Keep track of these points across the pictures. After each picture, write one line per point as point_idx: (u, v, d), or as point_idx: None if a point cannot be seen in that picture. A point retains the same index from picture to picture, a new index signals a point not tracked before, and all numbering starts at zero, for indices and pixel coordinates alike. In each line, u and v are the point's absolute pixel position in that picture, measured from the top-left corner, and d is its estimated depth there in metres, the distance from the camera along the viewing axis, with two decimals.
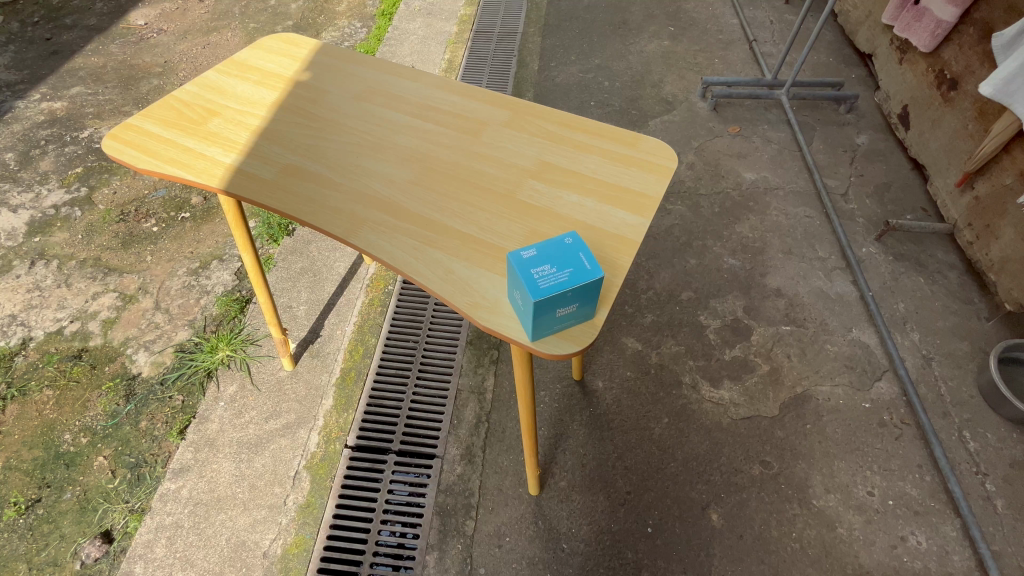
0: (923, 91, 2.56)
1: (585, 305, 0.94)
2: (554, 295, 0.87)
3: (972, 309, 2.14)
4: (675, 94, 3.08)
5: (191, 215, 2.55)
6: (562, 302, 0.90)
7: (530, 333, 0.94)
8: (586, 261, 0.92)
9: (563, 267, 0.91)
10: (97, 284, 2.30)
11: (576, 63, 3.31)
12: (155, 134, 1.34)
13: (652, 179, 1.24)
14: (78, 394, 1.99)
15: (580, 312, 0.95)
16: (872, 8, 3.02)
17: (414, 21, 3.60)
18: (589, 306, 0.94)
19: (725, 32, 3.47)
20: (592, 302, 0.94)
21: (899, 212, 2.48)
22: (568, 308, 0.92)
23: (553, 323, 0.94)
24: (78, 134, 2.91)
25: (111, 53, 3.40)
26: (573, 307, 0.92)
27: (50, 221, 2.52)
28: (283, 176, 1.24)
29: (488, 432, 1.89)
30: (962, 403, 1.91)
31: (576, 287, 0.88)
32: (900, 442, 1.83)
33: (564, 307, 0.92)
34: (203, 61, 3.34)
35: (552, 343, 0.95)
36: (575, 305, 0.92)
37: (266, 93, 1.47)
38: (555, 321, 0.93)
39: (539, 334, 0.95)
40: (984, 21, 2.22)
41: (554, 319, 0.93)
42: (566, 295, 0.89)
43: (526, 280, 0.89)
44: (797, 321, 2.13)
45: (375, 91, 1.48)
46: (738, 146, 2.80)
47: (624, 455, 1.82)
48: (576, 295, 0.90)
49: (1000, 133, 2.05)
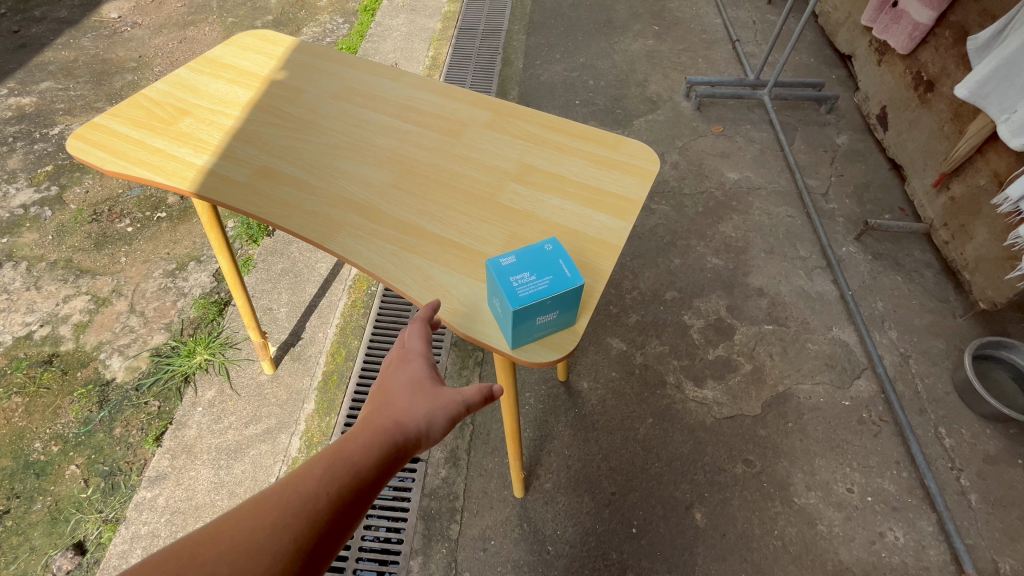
0: (901, 92, 2.60)
1: (565, 312, 0.92)
2: (534, 304, 0.86)
3: (947, 307, 2.18)
4: (660, 93, 3.09)
5: (168, 215, 2.49)
6: (541, 310, 0.89)
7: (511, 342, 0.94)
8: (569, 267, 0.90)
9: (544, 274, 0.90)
10: (69, 286, 2.23)
11: (562, 61, 3.30)
12: (123, 134, 1.29)
13: (635, 182, 1.23)
14: (48, 400, 1.93)
15: (560, 320, 0.94)
16: (852, 10, 3.06)
17: (398, 17, 3.56)
18: (569, 313, 0.93)
19: (709, 32, 3.49)
20: (572, 310, 0.93)
21: (877, 211, 2.52)
22: (548, 315, 0.91)
23: (533, 331, 0.93)
24: (48, 130, 2.82)
25: (82, 48, 3.30)
26: (553, 314, 0.91)
27: (19, 221, 2.44)
28: (258, 178, 1.21)
29: (472, 434, 1.87)
30: (937, 399, 1.94)
31: (555, 295, 0.86)
32: (878, 439, 1.86)
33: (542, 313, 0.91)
34: (179, 56, 3.25)
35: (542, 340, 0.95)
36: (555, 312, 0.91)
37: (240, 92, 1.43)
38: (536, 328, 0.92)
39: (520, 342, 0.93)
40: (959, 23, 2.25)
41: (534, 327, 0.91)
42: (547, 303, 0.88)
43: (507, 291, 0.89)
44: (779, 320, 2.16)
45: (352, 90, 1.45)
46: (721, 145, 2.82)
47: (608, 455, 1.82)
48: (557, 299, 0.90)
49: (976, 134, 2.08)
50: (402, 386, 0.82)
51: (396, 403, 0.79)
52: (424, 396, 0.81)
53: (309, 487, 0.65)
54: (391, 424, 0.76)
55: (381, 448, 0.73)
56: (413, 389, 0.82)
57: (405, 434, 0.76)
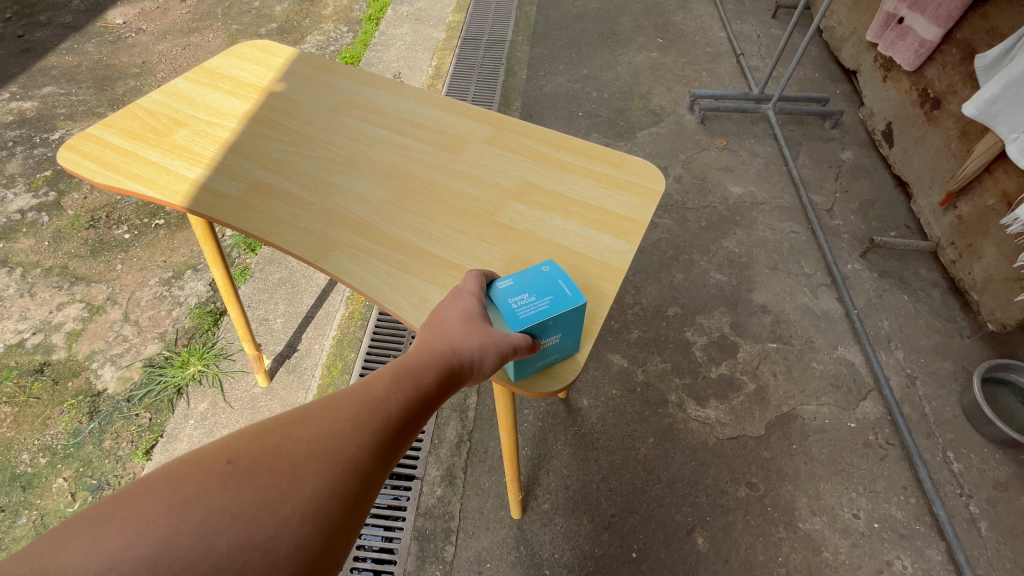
0: (907, 109, 2.58)
1: (568, 335, 0.89)
2: (536, 325, 0.82)
3: (955, 328, 2.15)
4: (664, 106, 3.07)
5: (166, 222, 2.47)
6: (544, 332, 0.85)
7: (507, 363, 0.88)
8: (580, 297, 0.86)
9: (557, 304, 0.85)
10: (63, 294, 2.20)
11: (566, 72, 3.29)
12: (116, 146, 1.27)
13: (639, 203, 1.21)
14: (38, 410, 1.89)
15: (563, 345, 0.90)
16: (857, 25, 3.05)
17: (402, 27, 3.56)
18: (571, 337, 0.90)
19: (713, 45, 3.49)
20: (575, 334, 0.90)
21: (883, 228, 2.49)
22: (550, 339, 0.87)
23: (535, 358, 0.89)
24: (49, 135, 2.80)
25: (85, 53, 3.30)
26: (555, 338, 0.88)
27: (15, 226, 2.42)
28: (253, 194, 1.18)
29: (469, 452, 1.83)
30: (945, 423, 1.90)
31: (558, 316, 0.83)
32: (885, 463, 1.81)
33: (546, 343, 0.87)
34: (183, 63, 3.25)
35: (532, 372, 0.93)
36: (558, 335, 0.87)
37: (237, 103, 1.41)
38: (538, 355, 0.89)
39: (522, 372, 0.90)
40: (966, 41, 2.24)
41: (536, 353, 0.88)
42: (549, 323, 0.84)
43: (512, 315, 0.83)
44: (784, 338, 2.12)
45: (352, 103, 1.43)
46: (725, 159, 2.79)
47: (608, 476, 1.78)
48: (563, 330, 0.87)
49: (983, 153, 2.05)
50: (453, 321, 0.78)
51: (451, 331, 0.76)
52: (477, 328, 0.78)
53: (377, 392, 0.65)
54: (446, 347, 0.73)
55: (435, 374, 0.70)
56: (465, 323, 0.77)
57: (460, 362, 0.73)
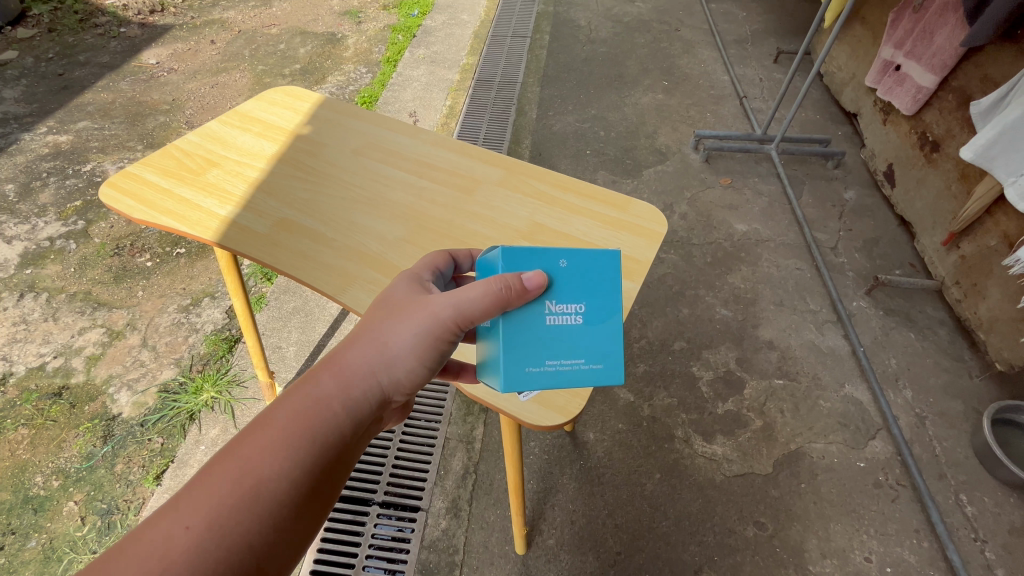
0: (907, 151, 2.65)
1: (586, 312, 0.83)
2: (543, 255, 0.81)
3: (963, 367, 2.14)
4: (669, 145, 3.17)
5: (187, 251, 2.57)
6: (552, 273, 0.81)
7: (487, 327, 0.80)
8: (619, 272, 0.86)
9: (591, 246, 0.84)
10: (85, 318, 2.28)
11: (574, 112, 3.42)
12: (153, 183, 1.35)
13: (642, 244, 1.26)
14: (54, 433, 1.94)
15: (580, 327, 0.83)
16: (856, 71, 3.17)
17: (418, 68, 3.74)
18: (592, 322, 0.84)
19: (717, 88, 3.62)
20: (598, 321, 0.84)
21: (887, 266, 2.52)
22: (563, 304, 0.82)
23: (542, 322, 0.81)
24: (81, 167, 2.95)
25: (120, 90, 3.50)
26: (570, 307, 0.83)
27: (44, 253, 2.52)
28: (277, 230, 1.25)
29: (475, 484, 1.84)
30: (957, 464, 1.88)
31: (571, 255, 0.82)
32: (897, 505, 1.79)
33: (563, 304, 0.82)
34: (210, 100, 3.43)
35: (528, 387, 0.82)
36: (574, 304, 0.83)
37: (266, 145, 1.50)
38: (546, 318, 0.81)
39: (524, 342, 0.80)
40: (962, 88, 2.32)
41: (545, 312, 0.81)
42: (560, 265, 0.82)
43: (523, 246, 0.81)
44: (790, 375, 2.12)
45: (372, 145, 1.51)
46: (730, 197, 2.86)
47: (614, 511, 1.77)
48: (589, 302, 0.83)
49: (983, 195, 2.10)
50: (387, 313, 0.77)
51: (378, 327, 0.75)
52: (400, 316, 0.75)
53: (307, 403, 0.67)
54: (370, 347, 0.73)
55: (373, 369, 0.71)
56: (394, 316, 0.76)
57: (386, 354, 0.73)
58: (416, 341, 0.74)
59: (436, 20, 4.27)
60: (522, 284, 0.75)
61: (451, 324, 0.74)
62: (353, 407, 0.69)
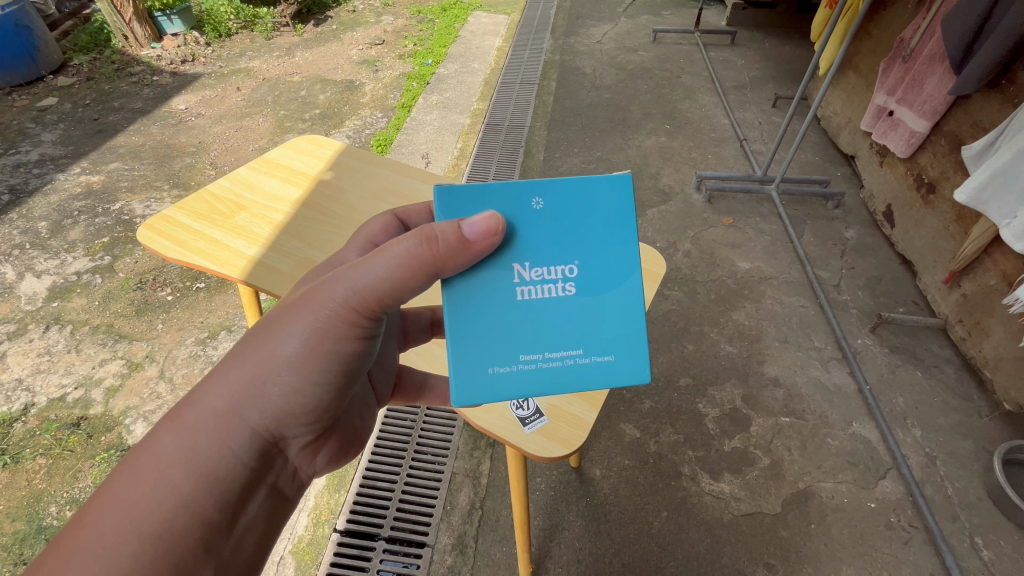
0: (904, 192, 2.72)
1: (574, 272, 0.89)
2: (520, 209, 0.87)
3: (972, 407, 2.13)
4: (672, 186, 3.28)
5: (206, 286, 2.67)
6: (528, 222, 0.87)
7: (450, 295, 0.87)
8: (629, 224, 0.90)
9: (581, 188, 0.88)
10: (107, 350, 2.36)
11: (580, 154, 3.57)
12: (186, 225, 1.45)
13: (643, 283, 1.33)
14: (70, 463, 1.98)
15: (568, 293, 0.89)
16: (852, 115, 3.29)
17: (431, 113, 3.93)
18: (582, 292, 0.90)
19: (718, 131, 3.76)
20: (589, 292, 0.90)
21: (891, 304, 2.55)
22: (544, 262, 0.88)
23: (521, 283, 0.88)
24: (110, 206, 3.11)
25: (151, 134, 3.72)
26: (555, 267, 0.88)
27: (71, 286, 2.63)
28: (301, 269, 1.34)
29: (481, 520, 1.84)
30: (971, 506, 1.85)
31: (547, 204, 0.87)
32: (910, 548, 1.76)
33: (544, 275, 0.88)
34: (234, 143, 3.62)
35: (508, 380, 0.90)
36: (557, 261, 0.88)
37: (291, 190, 1.61)
38: (524, 276, 0.87)
39: (506, 305, 0.88)
40: (953, 133, 2.41)
41: (524, 272, 0.87)
42: (536, 211, 0.87)
43: (482, 191, 0.86)
44: (797, 413, 2.13)
45: (390, 190, 1.61)
46: (732, 236, 2.93)
47: (621, 550, 1.76)
48: (582, 274, 0.89)
49: (980, 236, 2.15)
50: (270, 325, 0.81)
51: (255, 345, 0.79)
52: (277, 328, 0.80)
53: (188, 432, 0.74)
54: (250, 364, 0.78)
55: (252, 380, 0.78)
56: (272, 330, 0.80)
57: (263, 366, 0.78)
58: (296, 354, 0.79)
59: (449, 69, 4.52)
60: (462, 233, 0.79)
61: (326, 317, 0.78)
62: (238, 423, 0.76)
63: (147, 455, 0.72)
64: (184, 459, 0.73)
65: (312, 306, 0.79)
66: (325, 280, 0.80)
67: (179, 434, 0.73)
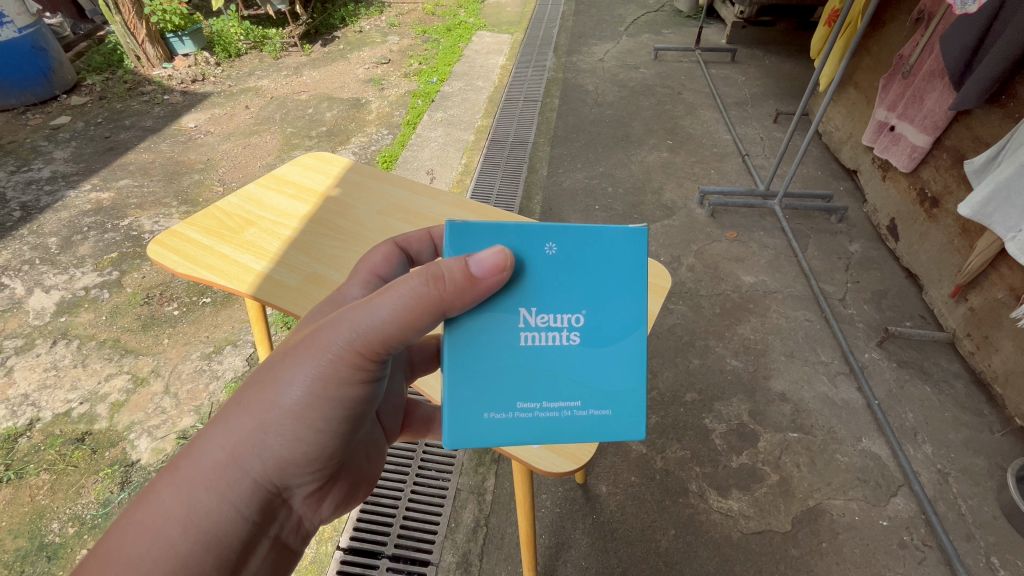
0: (908, 206, 2.73)
1: (583, 320, 0.89)
2: (535, 250, 0.86)
3: (984, 422, 2.10)
4: (675, 201, 3.30)
5: (212, 300, 2.68)
6: (540, 264, 0.87)
7: (452, 337, 0.85)
8: (640, 277, 0.90)
9: (596, 238, 0.88)
10: (113, 365, 2.37)
11: (583, 170, 3.60)
12: (196, 241, 1.47)
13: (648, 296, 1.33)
14: (74, 479, 1.97)
15: (575, 340, 0.89)
16: (853, 131, 3.31)
17: (436, 130, 3.99)
18: (590, 339, 0.90)
19: (720, 146, 3.79)
20: (596, 341, 0.90)
21: (898, 318, 2.53)
22: (554, 308, 0.88)
23: (529, 326, 0.87)
24: (119, 222, 3.14)
25: (160, 151, 3.78)
26: (565, 315, 0.88)
27: (79, 301, 2.66)
28: (308, 284, 1.35)
29: (486, 537, 1.81)
30: (986, 524, 1.81)
31: (563, 249, 0.88)
32: (924, 567, 1.72)
33: (550, 322, 0.87)
34: (242, 160, 3.68)
35: (501, 425, 0.89)
36: (570, 309, 0.88)
37: (299, 206, 1.63)
38: (533, 320, 0.87)
39: (510, 346, 0.87)
40: (955, 148, 2.42)
41: (534, 315, 0.87)
42: (549, 254, 0.87)
43: (492, 229, 0.86)
44: (805, 428, 2.10)
45: (397, 206, 1.63)
46: (736, 250, 2.94)
47: (628, 569, 1.73)
48: (588, 325, 0.89)
49: (986, 249, 2.14)
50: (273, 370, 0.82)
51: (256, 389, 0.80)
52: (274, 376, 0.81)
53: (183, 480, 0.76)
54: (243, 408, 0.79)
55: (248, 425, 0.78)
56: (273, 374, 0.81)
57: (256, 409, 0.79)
58: (297, 402, 0.79)
59: (453, 87, 4.59)
60: (469, 270, 0.79)
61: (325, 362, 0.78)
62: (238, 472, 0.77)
63: (146, 511, 0.74)
64: (186, 514, 0.74)
65: (313, 350, 0.79)
66: (327, 322, 0.80)
67: (183, 485, 0.75)
